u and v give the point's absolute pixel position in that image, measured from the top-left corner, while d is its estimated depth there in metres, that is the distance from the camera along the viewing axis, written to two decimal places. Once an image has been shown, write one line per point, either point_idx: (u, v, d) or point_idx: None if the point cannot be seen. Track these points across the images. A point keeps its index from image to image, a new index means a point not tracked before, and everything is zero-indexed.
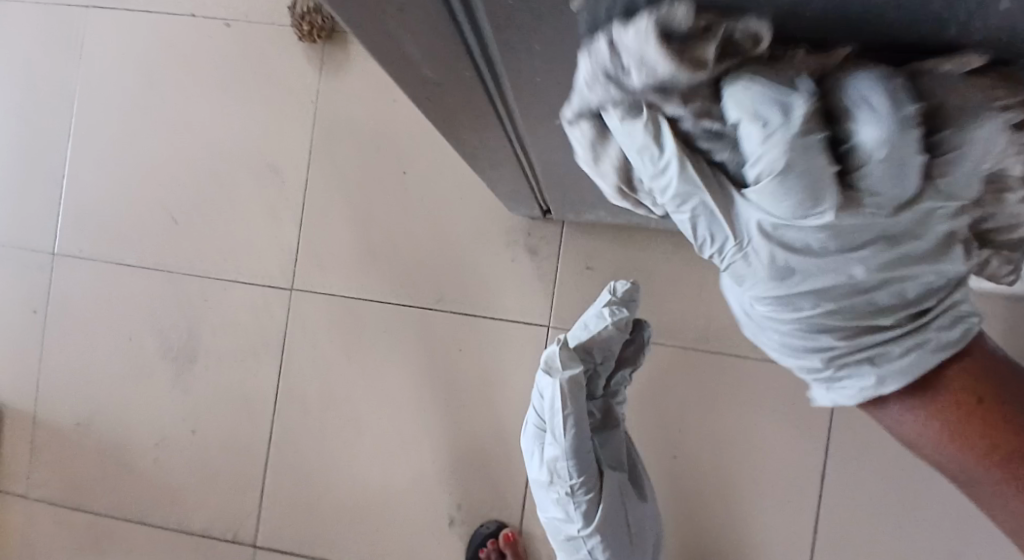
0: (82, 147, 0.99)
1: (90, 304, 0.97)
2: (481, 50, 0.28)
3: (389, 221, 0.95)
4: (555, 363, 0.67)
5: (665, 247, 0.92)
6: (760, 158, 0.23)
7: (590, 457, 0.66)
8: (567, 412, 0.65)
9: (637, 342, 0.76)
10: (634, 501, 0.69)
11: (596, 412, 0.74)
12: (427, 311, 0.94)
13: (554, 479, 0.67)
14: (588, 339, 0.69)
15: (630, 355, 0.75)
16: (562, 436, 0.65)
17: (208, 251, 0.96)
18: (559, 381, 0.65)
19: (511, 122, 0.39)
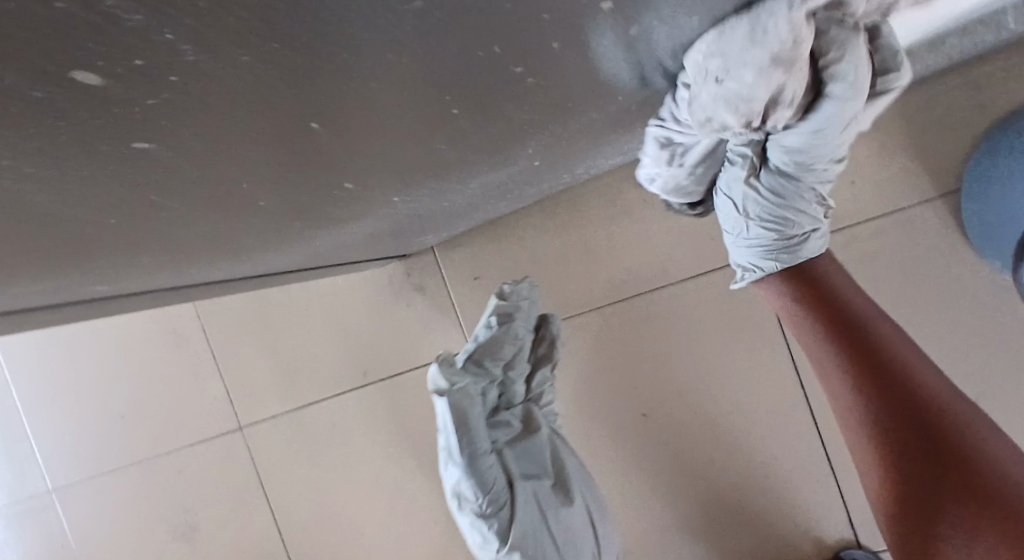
0: (22, 390, 1.05)
1: (94, 522, 1.03)
2: None
3: (289, 326, 0.96)
4: (442, 383, 0.74)
5: (535, 224, 0.88)
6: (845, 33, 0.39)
7: (492, 477, 0.73)
8: (458, 433, 0.73)
9: (548, 339, 0.85)
10: (547, 507, 0.77)
11: (514, 422, 0.81)
12: (361, 388, 0.94)
13: (463, 501, 0.74)
14: (478, 350, 0.77)
15: (544, 353, 0.83)
16: (458, 458, 0.72)
17: (160, 429, 1.00)
18: (444, 400, 0.73)
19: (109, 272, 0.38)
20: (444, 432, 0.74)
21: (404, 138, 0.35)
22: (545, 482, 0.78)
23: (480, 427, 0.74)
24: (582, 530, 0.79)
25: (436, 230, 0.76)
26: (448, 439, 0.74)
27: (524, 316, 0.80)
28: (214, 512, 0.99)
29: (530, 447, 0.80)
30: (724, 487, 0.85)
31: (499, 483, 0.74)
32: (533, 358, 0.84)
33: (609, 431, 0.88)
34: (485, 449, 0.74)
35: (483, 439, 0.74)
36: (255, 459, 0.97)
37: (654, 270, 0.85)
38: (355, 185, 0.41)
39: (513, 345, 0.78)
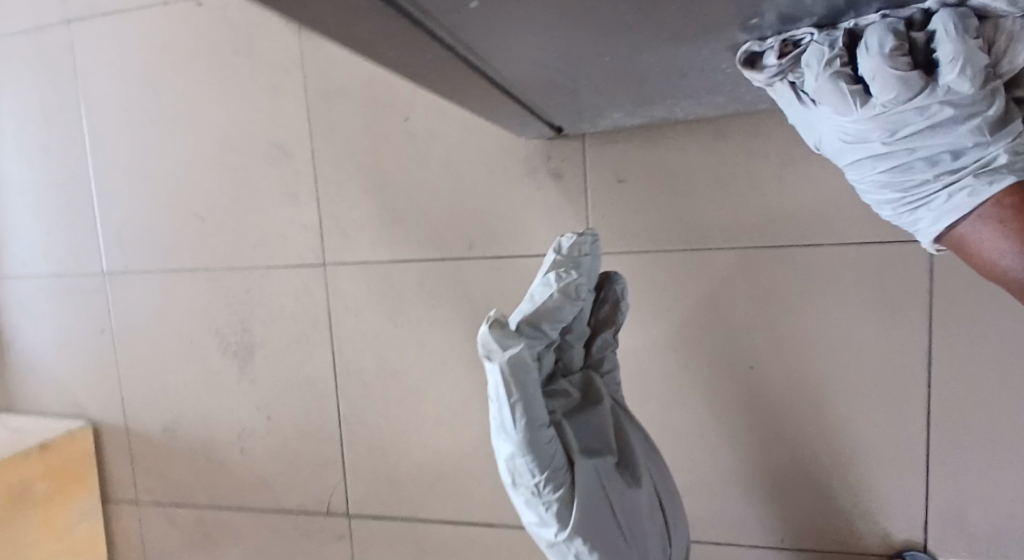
0: (101, 165, 0.99)
1: (145, 316, 1.00)
2: None
3: (402, 174, 0.89)
4: (492, 346, 0.63)
5: (702, 139, 0.81)
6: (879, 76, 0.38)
7: (548, 450, 0.64)
8: (512, 400, 0.63)
9: (611, 300, 0.80)
10: (612, 488, 0.70)
11: (575, 392, 0.76)
12: (460, 260, 0.88)
13: (516, 478, 0.65)
14: (534, 310, 0.66)
15: (607, 316, 0.79)
16: (511, 428, 0.63)
17: (237, 243, 0.95)
18: (498, 365, 0.62)
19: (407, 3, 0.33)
20: (493, 400, 0.64)
21: None
22: (608, 461, 0.71)
23: (536, 396, 0.64)
24: (645, 515, 0.72)
25: (615, 114, 0.69)
26: (499, 409, 0.64)
27: (586, 273, 0.69)
28: (276, 341, 0.95)
29: (590, 420, 0.74)
30: (805, 461, 0.83)
31: (557, 460, 0.65)
32: (593, 321, 0.80)
33: (707, 372, 0.85)
34: (542, 417, 0.65)
35: (541, 409, 0.64)
36: (331, 300, 0.93)
37: (811, 225, 0.79)
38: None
39: (577, 306, 0.68)
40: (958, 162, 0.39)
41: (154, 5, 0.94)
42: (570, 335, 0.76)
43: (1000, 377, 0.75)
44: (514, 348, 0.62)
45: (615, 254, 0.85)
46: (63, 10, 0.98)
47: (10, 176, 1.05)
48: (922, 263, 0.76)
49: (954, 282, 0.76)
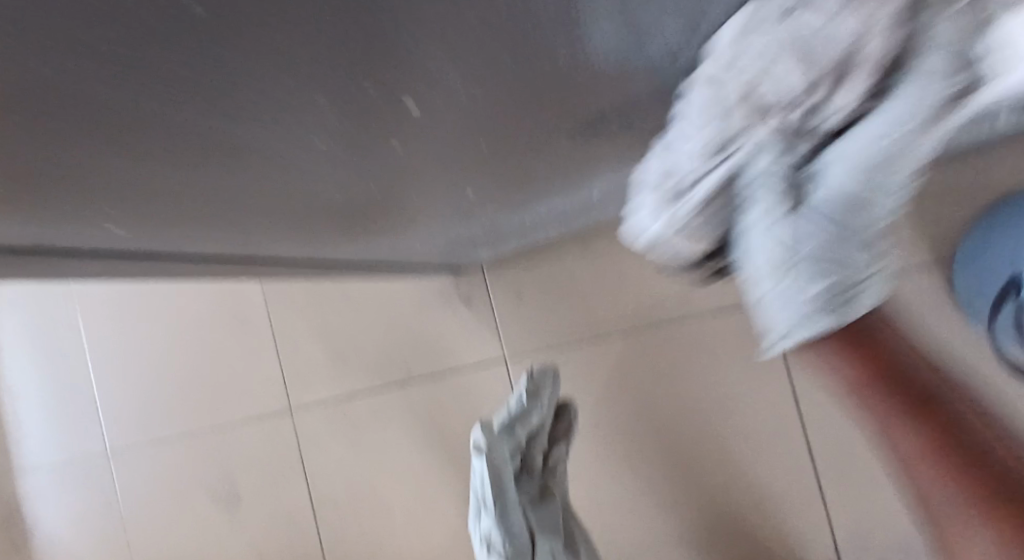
0: (102, 359, 1.18)
1: (148, 483, 1.14)
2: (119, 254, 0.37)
3: (345, 323, 1.07)
4: (481, 443, 0.79)
5: (576, 251, 0.98)
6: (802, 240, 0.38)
7: (519, 528, 0.78)
8: (493, 485, 0.78)
9: (567, 420, 0.93)
10: None
11: (536, 487, 0.87)
12: (402, 385, 1.04)
13: (490, 548, 0.78)
14: (512, 418, 0.85)
15: (562, 430, 0.92)
16: (491, 507, 0.77)
17: (219, 406, 1.11)
18: (483, 458, 0.78)
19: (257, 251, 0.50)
20: (481, 485, 0.79)
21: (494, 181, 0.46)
22: (562, 546, 0.82)
23: (510, 486, 0.79)
24: None
25: (489, 251, 0.87)
26: (482, 491, 0.79)
27: (548, 396, 0.88)
28: (260, 486, 1.09)
29: (550, 511, 0.85)
30: (723, 509, 0.94)
31: (524, 537, 0.78)
32: (553, 434, 0.92)
33: (624, 445, 0.97)
34: (517, 502, 0.79)
35: (514, 496, 0.79)
36: (300, 440, 1.07)
37: (675, 305, 0.95)
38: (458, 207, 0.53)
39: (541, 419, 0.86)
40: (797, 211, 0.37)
41: None
42: (535, 442, 0.88)
43: None
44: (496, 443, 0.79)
45: (526, 358, 1.00)
46: None
47: (18, 377, 1.22)
48: None
49: None
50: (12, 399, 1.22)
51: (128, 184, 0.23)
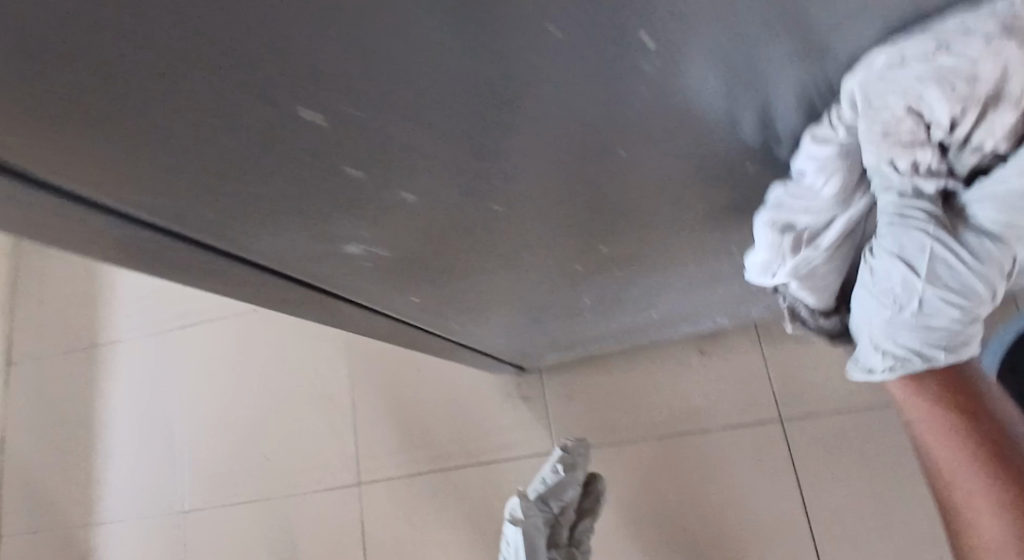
0: (193, 426, 1.33)
1: (217, 544, 1.26)
2: (380, 312, 0.57)
3: (416, 409, 1.24)
4: (518, 513, 0.91)
5: (621, 364, 1.18)
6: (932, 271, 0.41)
7: None
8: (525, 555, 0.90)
9: (595, 494, 1.00)
10: None
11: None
12: (461, 468, 1.20)
13: None
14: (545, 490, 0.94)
15: (589, 506, 0.98)
16: None
17: (295, 476, 1.26)
18: (518, 529, 0.90)
19: (433, 329, 0.69)
20: (515, 553, 0.91)
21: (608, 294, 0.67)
22: None
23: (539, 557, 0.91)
24: None
25: (555, 355, 1.07)
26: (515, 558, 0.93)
27: (581, 468, 0.96)
28: (322, 553, 1.22)
29: None
30: None
31: None
32: (581, 508, 0.99)
33: (654, 537, 1.11)
34: None
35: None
36: (365, 513, 1.22)
37: (702, 417, 1.13)
38: (572, 312, 0.74)
39: (573, 489, 0.95)
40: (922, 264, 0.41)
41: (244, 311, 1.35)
42: (563, 513, 0.96)
43: (859, 517, 1.02)
44: (529, 516, 0.91)
45: None
46: (176, 320, 1.38)
47: (112, 430, 1.38)
48: (783, 436, 1.08)
49: (809, 445, 1.06)
50: (104, 450, 1.37)
51: (204, 162, 0.26)
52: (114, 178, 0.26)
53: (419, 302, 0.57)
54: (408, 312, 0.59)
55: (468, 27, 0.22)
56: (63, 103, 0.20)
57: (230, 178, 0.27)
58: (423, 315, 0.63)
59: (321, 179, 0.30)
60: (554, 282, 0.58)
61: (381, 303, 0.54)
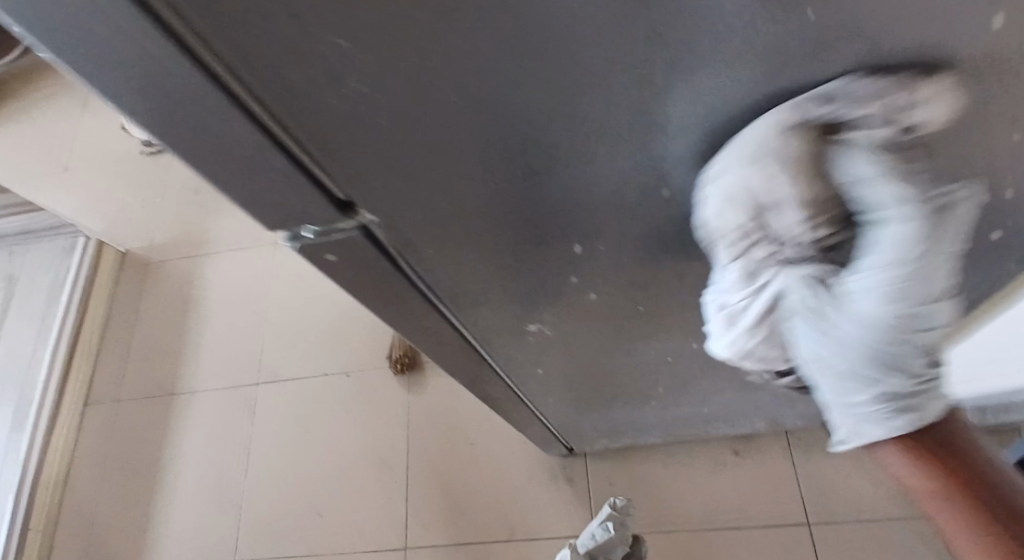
0: (256, 477, 1.43)
1: None
2: (509, 381, 0.72)
3: (467, 482, 1.34)
4: None
5: (660, 457, 1.29)
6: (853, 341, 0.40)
7: None
8: None
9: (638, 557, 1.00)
10: None
11: None
12: (505, 542, 1.28)
13: None
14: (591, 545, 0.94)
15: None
16: None
17: (346, 534, 1.34)
18: None
19: (530, 403, 0.84)
20: None
21: (679, 387, 0.82)
22: None
23: None
24: None
25: (606, 441, 1.19)
26: None
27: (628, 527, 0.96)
28: None
29: None
30: None
31: None
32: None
33: None
34: None
35: None
36: None
37: (734, 515, 1.22)
38: (643, 401, 0.88)
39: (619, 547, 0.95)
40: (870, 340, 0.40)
41: (320, 375, 1.50)
42: None
43: None
44: None
45: None
46: (255, 376, 1.53)
47: (178, 473, 1.47)
48: (810, 541, 1.17)
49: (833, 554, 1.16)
50: (166, 491, 1.46)
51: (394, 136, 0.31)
52: (462, 264, 0.44)
53: (539, 378, 0.72)
54: (526, 385, 0.74)
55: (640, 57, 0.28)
56: (293, 61, 0.26)
57: (405, 154, 0.32)
58: (531, 390, 0.78)
59: (484, 170, 0.34)
60: (645, 372, 0.74)
61: (516, 374, 0.69)
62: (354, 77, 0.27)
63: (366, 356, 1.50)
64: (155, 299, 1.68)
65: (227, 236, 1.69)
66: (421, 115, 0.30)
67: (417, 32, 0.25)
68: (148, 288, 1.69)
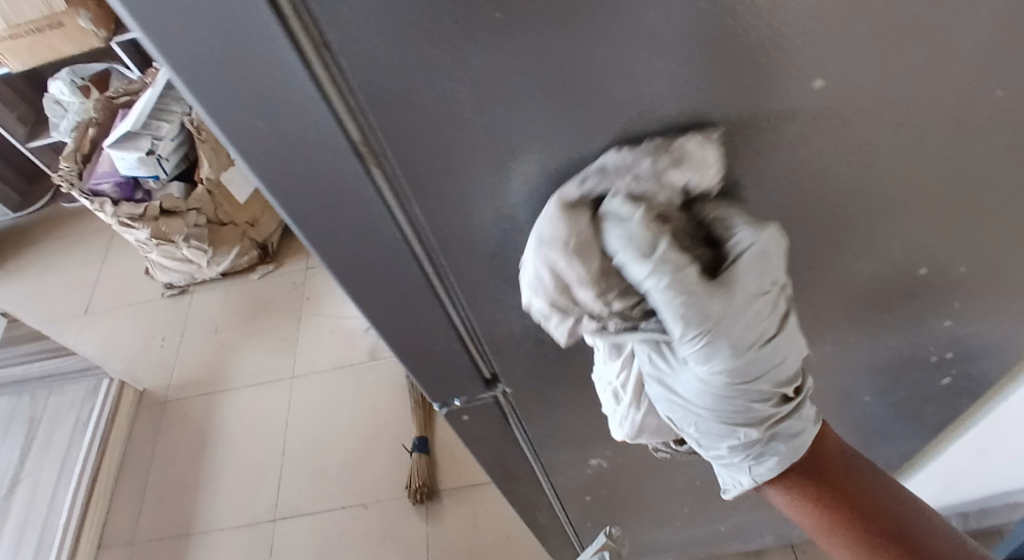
0: None
1: None
2: (558, 510, 0.82)
3: None
4: None
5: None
6: (712, 401, 0.43)
7: None
8: None
9: None
10: None
11: None
12: None
13: None
14: None
15: None
16: None
17: None
18: None
19: (573, 532, 0.92)
20: None
21: (704, 509, 0.92)
22: None
23: None
24: None
25: None
26: None
27: None
28: None
29: None
30: None
31: None
32: None
33: None
34: None
35: None
36: None
37: None
38: (671, 524, 0.97)
39: None
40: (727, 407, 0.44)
41: (338, 507, 1.53)
42: None
43: None
44: None
45: None
46: (272, 512, 1.55)
47: None
48: None
49: None
50: None
51: (476, 203, 0.37)
52: (531, 372, 0.52)
53: (586, 506, 0.82)
54: (573, 512, 0.84)
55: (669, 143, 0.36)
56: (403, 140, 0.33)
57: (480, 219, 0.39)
58: (577, 519, 0.87)
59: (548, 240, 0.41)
60: (676, 497, 0.84)
61: (566, 503, 0.79)
62: (447, 151, 0.34)
63: (384, 486, 1.54)
64: (171, 436, 1.72)
65: (247, 373, 1.79)
66: (497, 184, 0.37)
67: (497, 111, 0.32)
68: (166, 428, 1.73)
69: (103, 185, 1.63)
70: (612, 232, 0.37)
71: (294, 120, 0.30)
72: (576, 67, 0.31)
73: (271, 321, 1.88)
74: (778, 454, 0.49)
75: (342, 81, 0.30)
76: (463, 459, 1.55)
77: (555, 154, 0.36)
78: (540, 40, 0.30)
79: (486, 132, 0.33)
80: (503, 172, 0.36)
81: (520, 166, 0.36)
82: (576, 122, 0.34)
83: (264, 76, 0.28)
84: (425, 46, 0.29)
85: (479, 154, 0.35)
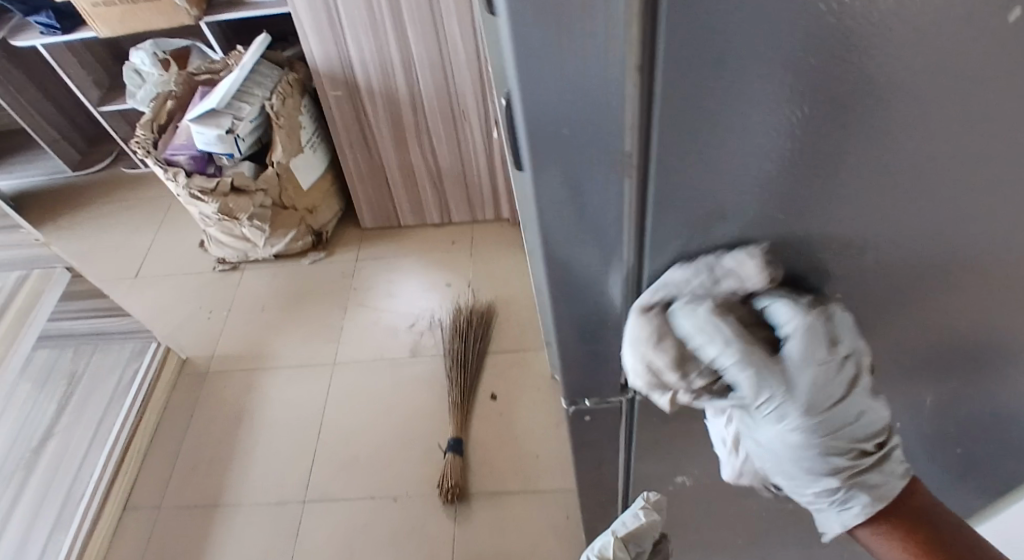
0: None
1: None
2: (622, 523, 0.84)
3: None
4: None
5: None
6: (798, 448, 0.44)
7: None
8: None
9: None
10: None
11: None
12: None
13: None
14: None
15: None
16: None
17: None
18: None
19: None
20: None
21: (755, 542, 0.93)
22: None
23: None
24: None
25: None
26: None
27: None
28: None
29: None
30: None
31: None
32: None
33: None
34: None
35: None
36: None
37: None
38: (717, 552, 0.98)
39: None
40: (813, 454, 0.44)
41: (368, 497, 1.55)
42: None
43: None
44: None
45: None
46: (303, 493, 1.57)
47: None
48: None
49: None
50: None
51: (697, 216, 0.39)
52: None
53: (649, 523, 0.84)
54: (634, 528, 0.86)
55: (886, 185, 0.38)
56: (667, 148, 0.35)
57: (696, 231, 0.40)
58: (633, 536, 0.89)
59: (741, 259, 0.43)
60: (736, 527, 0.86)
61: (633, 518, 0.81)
62: (698, 164, 0.36)
63: (416, 481, 1.57)
64: (209, 407, 1.75)
65: (290, 354, 1.82)
66: (724, 202, 0.38)
67: (764, 133, 0.34)
68: (205, 398, 1.77)
69: (178, 157, 1.69)
70: (685, 324, 0.41)
71: (592, 105, 0.33)
72: (846, 105, 0.33)
73: (317, 307, 1.92)
74: (863, 502, 0.47)
75: (645, 105, 0.33)
76: (494, 467, 1.57)
77: (785, 184, 0.37)
78: (836, 77, 0.31)
79: (740, 154, 0.35)
80: (732, 202, 0.38)
81: (751, 191, 0.38)
82: (820, 156, 0.36)
83: (587, 60, 0.30)
84: (734, 64, 0.30)
85: (723, 173, 0.36)
